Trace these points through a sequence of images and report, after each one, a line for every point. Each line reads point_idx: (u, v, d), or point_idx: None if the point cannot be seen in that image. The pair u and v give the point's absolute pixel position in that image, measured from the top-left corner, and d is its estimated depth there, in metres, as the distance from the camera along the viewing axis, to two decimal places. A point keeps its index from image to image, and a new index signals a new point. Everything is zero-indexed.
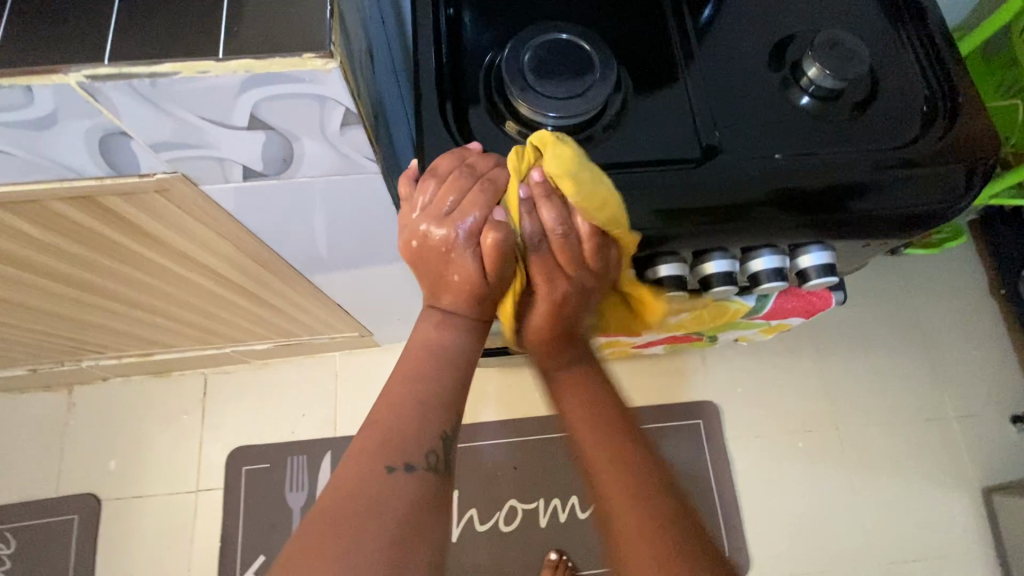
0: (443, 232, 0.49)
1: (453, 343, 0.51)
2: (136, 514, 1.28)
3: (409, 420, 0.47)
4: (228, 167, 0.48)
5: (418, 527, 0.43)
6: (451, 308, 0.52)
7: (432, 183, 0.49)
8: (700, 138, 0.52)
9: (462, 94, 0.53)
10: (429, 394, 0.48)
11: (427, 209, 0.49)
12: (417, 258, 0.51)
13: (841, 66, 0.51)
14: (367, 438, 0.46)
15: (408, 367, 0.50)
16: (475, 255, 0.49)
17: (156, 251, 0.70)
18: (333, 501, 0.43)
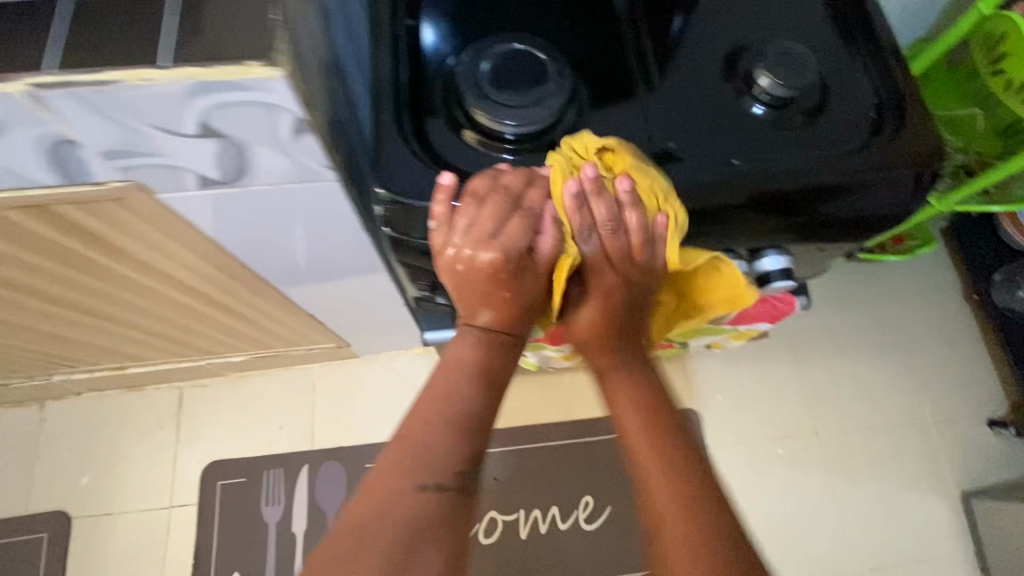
0: (493, 258, 0.50)
1: (489, 363, 0.53)
2: (108, 532, 1.26)
3: (438, 441, 0.49)
4: (182, 176, 0.48)
5: (447, 543, 0.47)
6: (493, 326, 0.54)
7: (472, 205, 0.49)
8: (655, 144, 0.53)
9: (421, 103, 0.54)
10: (459, 415, 0.51)
11: (475, 234, 0.49)
12: (460, 282, 0.51)
13: (788, 77, 0.53)
14: (401, 457, 0.49)
15: (444, 388, 0.52)
16: (527, 275, 0.52)
17: (121, 262, 0.69)
18: (366, 516, 0.46)
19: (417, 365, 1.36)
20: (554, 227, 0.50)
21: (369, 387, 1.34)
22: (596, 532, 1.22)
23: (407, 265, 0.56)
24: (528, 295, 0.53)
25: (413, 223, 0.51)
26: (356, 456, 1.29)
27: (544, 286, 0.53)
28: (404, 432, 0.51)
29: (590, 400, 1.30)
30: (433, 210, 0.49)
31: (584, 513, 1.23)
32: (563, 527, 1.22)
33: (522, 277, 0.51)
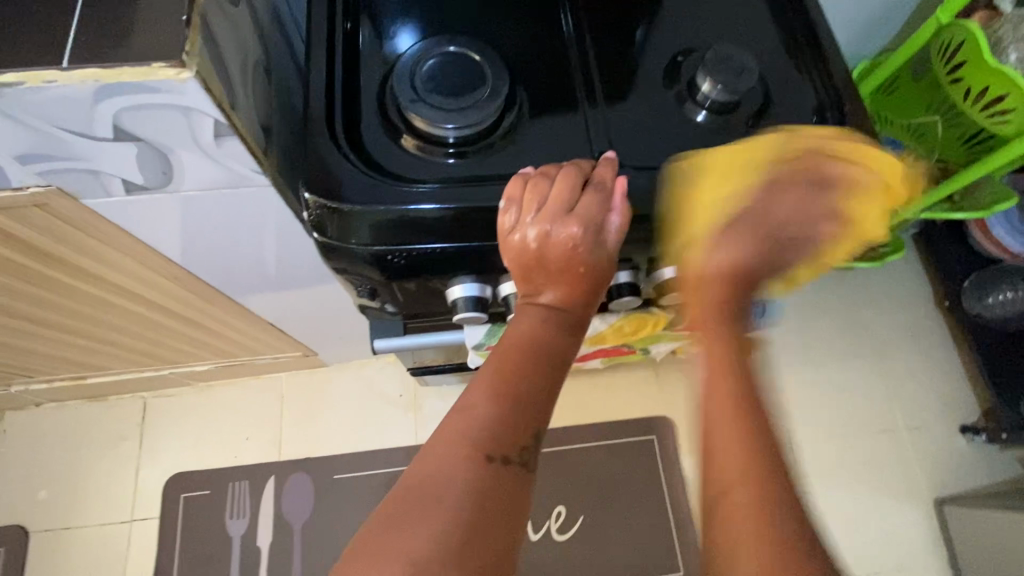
0: (574, 233, 0.48)
1: (555, 334, 0.49)
2: (65, 547, 1.22)
3: (500, 412, 0.45)
4: (106, 181, 0.47)
5: (511, 516, 0.44)
6: (557, 304, 0.49)
7: (547, 184, 0.49)
8: (593, 147, 0.53)
9: (355, 108, 0.53)
10: (520, 391, 0.46)
11: (553, 209, 0.48)
12: (529, 258, 0.48)
13: (732, 80, 0.52)
14: (465, 423, 0.45)
15: (515, 354, 0.47)
16: (603, 252, 0.49)
17: (61, 269, 0.67)
18: (425, 482, 0.43)
19: (387, 374, 1.34)
20: (622, 202, 0.49)
21: (339, 396, 1.32)
22: (568, 543, 1.20)
23: (343, 274, 0.53)
24: (597, 273, 0.49)
25: (353, 230, 0.49)
26: (324, 466, 1.26)
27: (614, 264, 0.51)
28: (467, 395, 0.47)
29: (561, 408, 1.29)
30: (503, 193, 0.49)
31: (556, 524, 1.21)
32: (534, 537, 1.21)
33: (595, 254, 0.49)
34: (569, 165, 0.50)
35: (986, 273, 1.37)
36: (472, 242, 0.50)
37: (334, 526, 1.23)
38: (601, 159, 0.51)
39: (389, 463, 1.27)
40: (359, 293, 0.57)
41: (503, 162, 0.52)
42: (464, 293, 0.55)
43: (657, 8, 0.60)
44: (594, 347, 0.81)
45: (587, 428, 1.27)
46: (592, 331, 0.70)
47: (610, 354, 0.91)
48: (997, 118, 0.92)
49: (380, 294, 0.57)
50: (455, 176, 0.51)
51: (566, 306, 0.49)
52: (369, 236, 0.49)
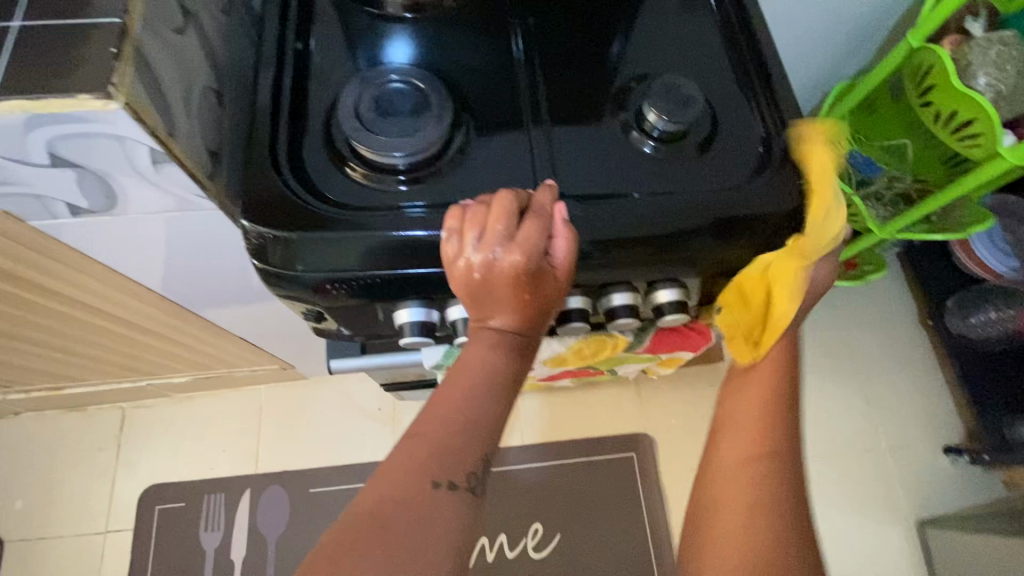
0: (514, 261, 0.46)
1: (511, 359, 0.49)
2: (39, 558, 1.21)
3: (455, 436, 0.45)
4: (50, 205, 0.48)
5: (459, 544, 0.43)
6: (508, 327, 0.49)
7: (488, 213, 0.48)
8: (538, 177, 0.53)
9: (302, 135, 0.53)
10: (477, 414, 0.46)
11: (495, 238, 0.47)
12: (478, 285, 0.47)
13: (675, 110, 0.53)
14: (416, 444, 0.45)
15: (467, 385, 0.47)
16: (548, 276, 0.48)
17: (22, 286, 0.68)
18: (374, 506, 0.42)
19: (366, 387, 1.34)
20: (564, 227, 0.48)
21: (317, 409, 1.32)
22: (544, 560, 1.19)
23: (287, 298, 0.53)
24: (546, 296, 0.49)
25: (297, 257, 0.49)
26: (300, 480, 1.26)
27: (563, 287, 0.49)
28: (421, 417, 0.47)
29: (539, 423, 1.29)
30: (443, 224, 0.49)
31: (533, 541, 1.21)
32: (509, 555, 1.20)
33: (540, 278, 0.48)
34: (505, 195, 0.48)
35: (968, 294, 1.37)
36: (421, 264, 0.50)
37: (309, 540, 1.22)
38: (540, 186, 0.50)
39: (365, 477, 1.26)
40: (307, 315, 0.57)
41: (448, 189, 0.52)
42: (411, 317, 0.55)
43: (608, 39, 0.60)
44: (557, 368, 0.81)
45: (565, 445, 1.27)
46: (550, 353, 0.71)
47: (578, 373, 0.91)
48: (967, 141, 0.92)
49: (327, 316, 0.57)
50: (400, 202, 0.51)
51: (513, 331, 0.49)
52: (317, 261, 0.49)
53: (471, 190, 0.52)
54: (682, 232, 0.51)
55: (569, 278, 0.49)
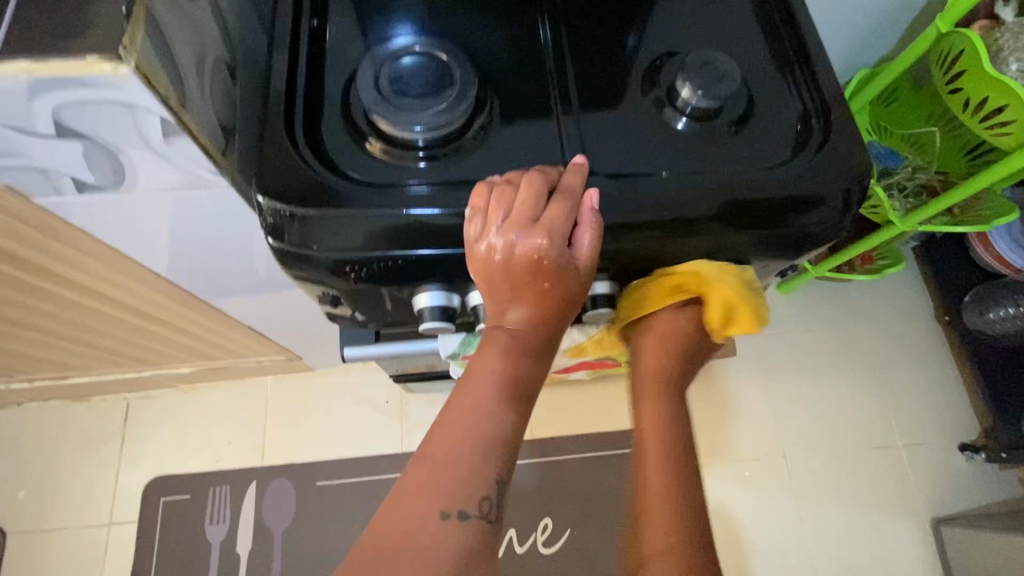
0: (538, 249, 0.45)
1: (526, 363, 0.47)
2: (42, 550, 1.20)
3: (464, 462, 0.43)
4: (56, 179, 0.47)
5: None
6: (524, 321, 0.47)
7: (514, 196, 0.45)
8: (564, 154, 0.50)
9: (318, 108, 0.51)
10: (487, 438, 0.44)
11: (521, 225, 0.45)
12: (499, 274, 0.45)
13: (710, 84, 0.50)
14: (426, 474, 0.43)
15: (476, 401, 0.45)
16: (572, 268, 0.46)
17: (25, 269, 0.66)
18: (385, 539, 0.41)
19: (374, 380, 1.32)
20: (592, 214, 0.46)
21: (324, 401, 1.30)
22: (553, 556, 1.17)
23: (300, 280, 0.50)
24: (567, 291, 0.46)
25: (313, 236, 0.47)
26: (306, 473, 1.24)
27: (585, 282, 0.47)
28: (431, 437, 0.45)
29: (549, 417, 1.26)
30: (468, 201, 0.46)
31: (543, 536, 1.19)
32: (519, 550, 1.18)
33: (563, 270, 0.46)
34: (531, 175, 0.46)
35: (987, 288, 1.33)
36: (440, 247, 0.47)
37: (315, 534, 1.20)
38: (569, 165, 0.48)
39: (372, 470, 1.25)
40: (322, 301, 0.55)
41: (472, 166, 0.50)
42: (430, 302, 0.52)
43: (637, 14, 0.58)
44: (576, 359, 0.78)
45: (576, 439, 1.25)
46: (568, 343, 0.68)
47: (594, 365, 0.89)
48: (995, 131, 0.89)
49: (344, 301, 0.55)
50: (422, 180, 0.49)
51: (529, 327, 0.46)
52: (335, 242, 0.47)
53: (496, 168, 0.50)
54: (717, 212, 0.49)
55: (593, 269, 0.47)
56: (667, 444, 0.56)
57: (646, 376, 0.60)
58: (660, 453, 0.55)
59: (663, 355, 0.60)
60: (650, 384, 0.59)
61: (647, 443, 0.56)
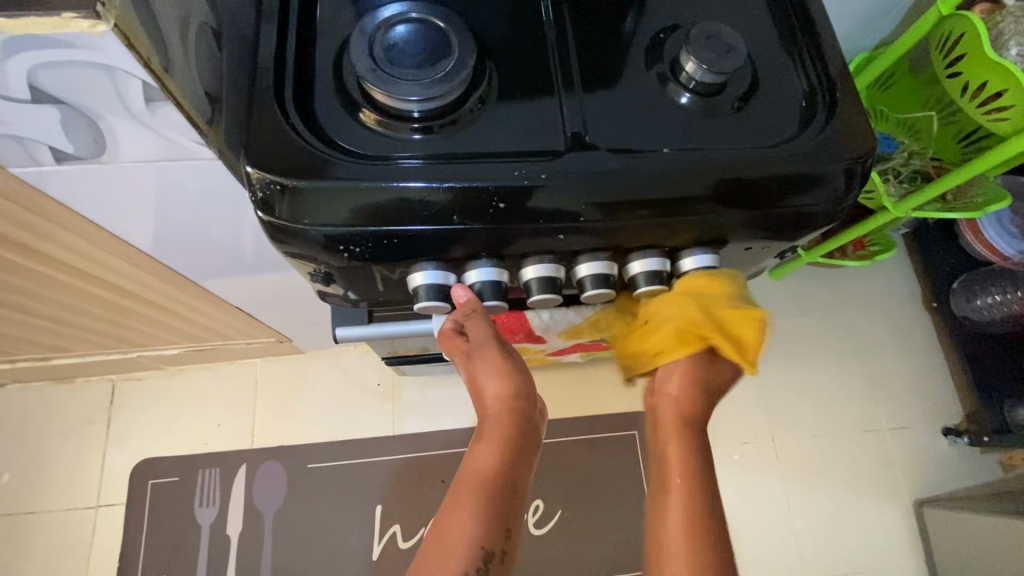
0: (501, 392, 0.61)
1: (510, 464, 0.60)
2: (28, 532, 1.18)
3: (478, 483, 0.58)
4: (32, 147, 0.45)
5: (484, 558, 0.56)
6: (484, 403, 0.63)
7: (489, 353, 0.60)
8: (565, 127, 0.49)
9: (309, 76, 0.48)
10: (493, 466, 0.59)
11: (488, 377, 0.62)
12: (482, 412, 0.63)
13: (716, 59, 0.49)
14: (440, 559, 0.55)
15: (493, 438, 0.60)
16: (528, 404, 0.63)
17: (2, 245, 0.63)
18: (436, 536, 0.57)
19: (365, 363, 1.31)
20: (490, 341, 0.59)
21: (314, 384, 1.29)
22: (544, 537, 1.18)
23: (289, 255, 0.49)
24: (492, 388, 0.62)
25: (304, 210, 0.45)
26: (297, 455, 1.23)
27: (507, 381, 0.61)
28: (439, 529, 0.57)
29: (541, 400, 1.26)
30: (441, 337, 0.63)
31: (534, 517, 1.19)
32: None
33: (523, 408, 0.62)
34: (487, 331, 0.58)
35: (976, 274, 1.35)
36: (434, 225, 0.47)
37: (306, 515, 1.20)
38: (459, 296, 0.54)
39: (362, 453, 1.24)
40: (314, 278, 0.53)
41: (469, 138, 0.48)
42: (426, 280, 0.52)
43: None
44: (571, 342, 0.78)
45: (567, 423, 1.25)
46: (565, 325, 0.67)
47: (588, 348, 0.88)
48: (994, 115, 0.89)
49: (337, 279, 0.53)
50: (417, 152, 0.47)
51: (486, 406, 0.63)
52: (327, 218, 0.45)
53: (494, 141, 0.48)
54: (717, 190, 0.48)
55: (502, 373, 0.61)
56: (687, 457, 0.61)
57: (668, 426, 0.63)
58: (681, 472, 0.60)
59: (681, 402, 0.63)
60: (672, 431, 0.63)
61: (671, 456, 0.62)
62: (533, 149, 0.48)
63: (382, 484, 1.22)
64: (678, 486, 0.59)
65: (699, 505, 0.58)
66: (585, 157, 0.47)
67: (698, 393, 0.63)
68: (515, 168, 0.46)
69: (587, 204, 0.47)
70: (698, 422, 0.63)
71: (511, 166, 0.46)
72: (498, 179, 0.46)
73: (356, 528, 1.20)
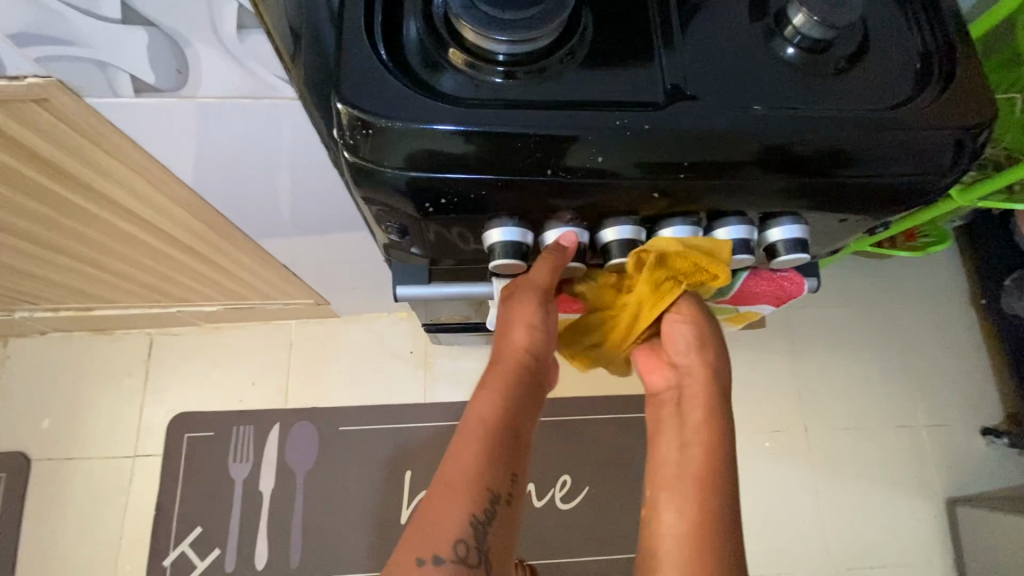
0: (527, 340, 0.57)
1: (517, 408, 0.55)
2: (66, 478, 1.21)
3: (489, 423, 0.53)
4: (113, 76, 0.45)
5: (485, 509, 0.51)
6: (505, 346, 0.58)
7: (529, 301, 0.56)
8: (664, 80, 0.46)
9: (397, 14, 0.46)
10: (503, 411, 0.54)
11: (518, 324, 0.57)
12: (496, 357, 0.58)
13: (828, 12, 0.46)
14: (443, 503, 0.50)
15: (504, 383, 0.56)
16: (545, 353, 0.59)
17: (63, 182, 0.63)
18: (443, 476, 0.52)
19: (398, 330, 1.30)
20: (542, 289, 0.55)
21: (347, 348, 1.29)
22: (571, 512, 1.18)
23: (369, 204, 0.48)
24: (520, 339, 0.57)
25: (387, 152, 0.44)
26: (330, 417, 1.24)
27: (533, 339, 0.57)
28: (444, 472, 0.52)
29: (573, 377, 1.25)
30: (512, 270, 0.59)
31: (561, 492, 1.19)
32: (537, 504, 1.19)
33: (543, 359, 0.59)
34: (537, 284, 0.55)
35: None
36: (523, 177, 0.45)
37: (336, 476, 1.21)
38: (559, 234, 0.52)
39: (394, 419, 1.24)
40: (389, 232, 0.52)
41: (561, 85, 0.45)
42: (503, 238, 0.50)
43: None
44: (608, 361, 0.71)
45: (598, 401, 1.24)
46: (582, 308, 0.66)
47: None
48: None
49: (410, 233, 0.52)
50: (502, 97, 0.44)
51: (505, 348, 0.58)
52: (406, 161, 0.44)
53: (586, 92, 0.45)
54: (811, 155, 0.46)
55: (530, 333, 0.57)
56: (711, 412, 0.57)
57: (691, 390, 0.58)
58: (705, 432, 0.56)
59: (709, 373, 0.58)
60: (696, 401, 0.57)
61: (691, 409, 0.58)
62: (627, 100, 0.45)
63: (413, 451, 1.23)
64: (698, 464, 0.54)
65: (719, 482, 0.53)
66: (682, 111, 0.44)
67: (713, 351, 0.59)
68: (608, 119, 0.44)
69: (675, 162, 0.45)
70: (721, 392, 0.58)
71: (603, 117, 0.44)
72: (591, 130, 0.43)
73: (384, 492, 1.21)
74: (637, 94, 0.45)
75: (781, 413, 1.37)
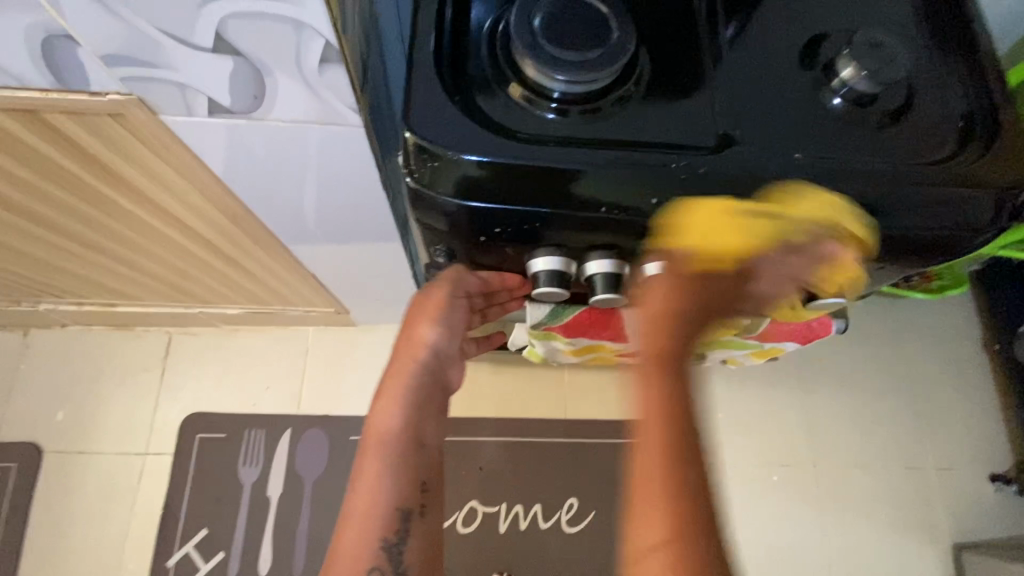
0: (427, 341, 0.64)
1: (418, 418, 0.62)
2: (76, 472, 1.22)
3: (391, 439, 0.61)
4: (190, 96, 0.47)
5: (392, 518, 0.59)
6: (413, 347, 0.64)
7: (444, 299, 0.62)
8: (716, 124, 0.47)
9: (463, 47, 0.48)
10: (406, 423, 0.61)
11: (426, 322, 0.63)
12: (400, 357, 0.64)
13: (878, 69, 0.47)
14: (358, 530, 0.58)
15: (403, 390, 0.62)
16: (445, 352, 0.65)
17: (115, 186, 0.65)
18: (357, 500, 0.59)
19: None
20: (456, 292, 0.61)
21: (362, 357, 1.30)
22: (577, 535, 1.18)
23: (423, 227, 0.51)
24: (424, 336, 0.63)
25: (442, 178, 0.45)
26: (342, 425, 1.25)
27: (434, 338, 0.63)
28: (355, 496, 0.60)
29: (584, 399, 1.26)
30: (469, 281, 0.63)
31: (567, 515, 1.19)
32: (542, 525, 1.18)
33: (444, 358, 0.66)
34: (459, 270, 0.58)
35: None
36: (577, 211, 0.47)
37: (344, 484, 1.22)
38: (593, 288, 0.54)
39: None
40: (435, 254, 0.55)
41: (620, 124, 0.47)
42: (548, 267, 0.52)
43: None
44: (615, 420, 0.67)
45: (609, 424, 1.24)
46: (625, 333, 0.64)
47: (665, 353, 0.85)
48: None
49: (457, 256, 0.54)
50: (557, 132, 0.46)
51: (412, 349, 0.64)
52: (462, 189, 0.46)
53: (640, 131, 0.47)
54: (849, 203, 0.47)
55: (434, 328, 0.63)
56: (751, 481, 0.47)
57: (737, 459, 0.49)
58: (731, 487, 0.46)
59: None
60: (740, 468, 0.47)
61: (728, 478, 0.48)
62: (679, 141, 0.47)
63: None
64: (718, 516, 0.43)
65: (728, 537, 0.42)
66: (731, 155, 0.46)
67: None
68: (661, 160, 0.45)
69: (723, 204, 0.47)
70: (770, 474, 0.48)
71: (657, 158, 0.45)
72: (645, 169, 0.45)
73: None
74: (689, 135, 0.47)
75: (789, 446, 1.37)
